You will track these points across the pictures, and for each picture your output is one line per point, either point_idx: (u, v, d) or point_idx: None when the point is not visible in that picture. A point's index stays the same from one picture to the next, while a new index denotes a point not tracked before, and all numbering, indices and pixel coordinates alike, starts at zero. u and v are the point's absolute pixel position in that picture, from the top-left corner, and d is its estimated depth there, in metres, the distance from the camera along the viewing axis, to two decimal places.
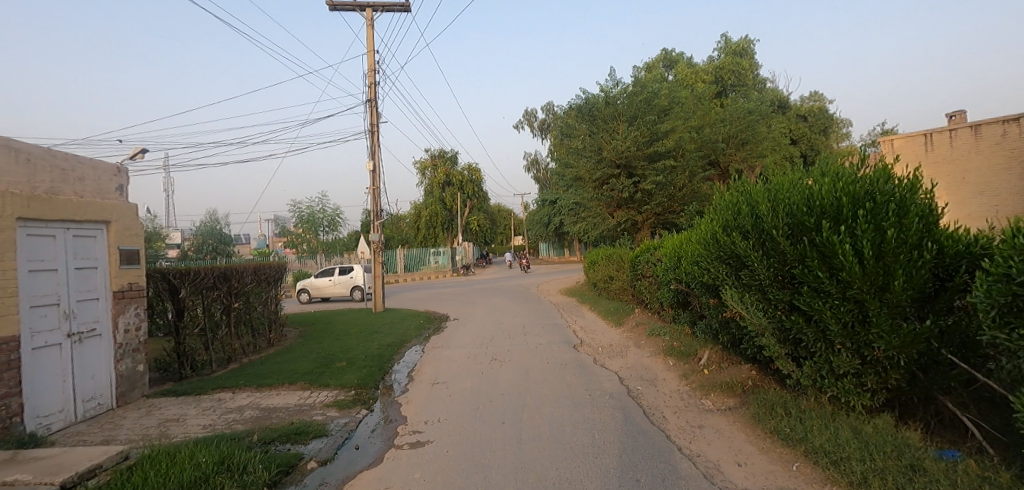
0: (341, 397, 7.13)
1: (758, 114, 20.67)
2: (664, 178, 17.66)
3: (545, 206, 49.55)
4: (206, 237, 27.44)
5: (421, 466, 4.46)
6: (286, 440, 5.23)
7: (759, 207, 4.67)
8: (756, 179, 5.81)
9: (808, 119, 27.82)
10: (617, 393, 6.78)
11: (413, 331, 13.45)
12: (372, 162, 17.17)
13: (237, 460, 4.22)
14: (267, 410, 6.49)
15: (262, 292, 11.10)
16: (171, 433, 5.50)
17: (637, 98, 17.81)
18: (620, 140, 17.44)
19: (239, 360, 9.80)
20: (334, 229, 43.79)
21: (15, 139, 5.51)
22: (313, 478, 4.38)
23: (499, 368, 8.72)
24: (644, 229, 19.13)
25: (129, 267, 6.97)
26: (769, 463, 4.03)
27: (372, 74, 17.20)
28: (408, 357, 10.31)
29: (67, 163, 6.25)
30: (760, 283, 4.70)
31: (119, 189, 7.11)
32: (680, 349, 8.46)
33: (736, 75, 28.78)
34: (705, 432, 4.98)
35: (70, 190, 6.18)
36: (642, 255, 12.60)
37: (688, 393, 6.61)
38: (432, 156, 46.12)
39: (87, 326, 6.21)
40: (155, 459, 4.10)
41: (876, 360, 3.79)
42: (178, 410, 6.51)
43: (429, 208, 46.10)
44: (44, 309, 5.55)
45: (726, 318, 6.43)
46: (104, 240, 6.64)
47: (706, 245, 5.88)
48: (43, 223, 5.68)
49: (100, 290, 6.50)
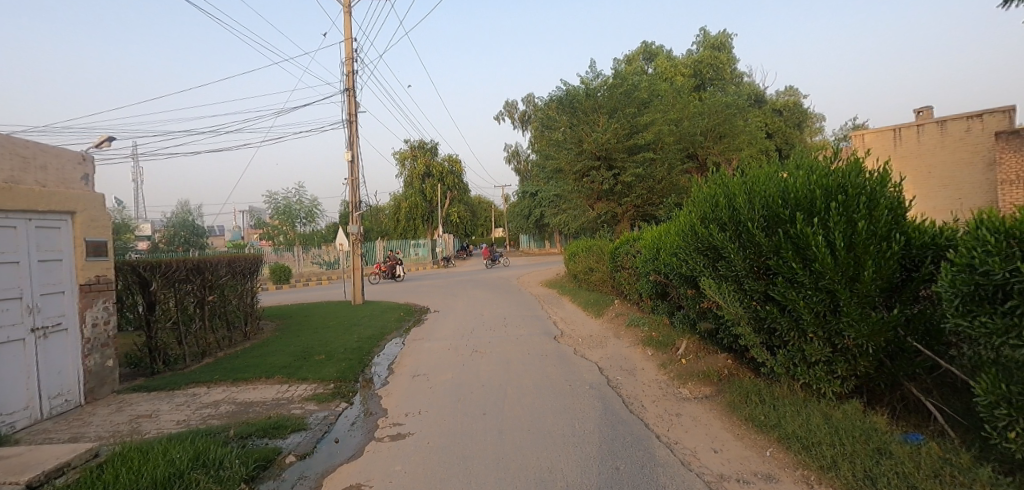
0: (320, 391, 7.05)
1: (736, 108, 20.94)
2: (644, 171, 17.80)
3: (526, 198, 49.40)
4: (178, 228, 26.73)
5: (401, 458, 4.46)
6: (263, 435, 5.16)
7: (737, 200, 4.76)
8: (733, 172, 5.89)
9: (784, 114, 28.31)
10: (597, 384, 6.85)
11: (393, 323, 13.37)
12: (351, 152, 16.91)
13: (213, 455, 4.16)
14: (244, 405, 6.38)
15: (238, 285, 10.89)
16: (143, 430, 5.36)
17: (617, 90, 17.91)
18: (600, 132, 17.52)
19: (214, 354, 9.58)
20: (311, 220, 43.14)
21: None
22: (291, 473, 4.33)
23: (480, 359, 8.74)
24: (624, 221, 19.33)
25: (96, 259, 6.72)
26: (743, 449, 4.13)
27: (349, 62, 16.86)
28: (388, 350, 10.25)
29: (28, 151, 5.98)
30: (737, 274, 4.82)
31: (85, 179, 6.81)
32: (658, 339, 8.60)
33: (715, 69, 29.03)
34: (682, 420, 5.08)
35: (31, 179, 5.91)
36: (621, 247, 12.68)
37: (666, 382, 6.73)
38: (412, 147, 45.76)
39: (52, 321, 6.00)
40: (128, 455, 4.00)
41: (846, 348, 3.91)
42: (150, 406, 6.35)
43: (409, 199, 45.78)
44: (5, 303, 5.34)
45: (704, 309, 6.54)
46: (69, 231, 6.39)
47: (685, 237, 5.94)
48: (3, 214, 5.44)
49: (66, 283, 6.27)
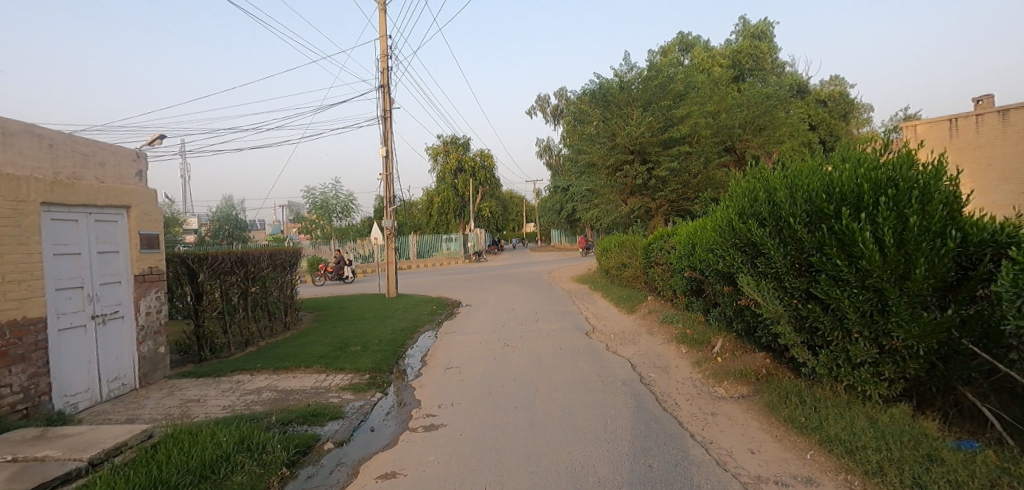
0: (356, 381, 7.24)
1: (777, 100, 20.20)
2: (679, 164, 17.43)
3: (558, 193, 49.17)
4: (222, 222, 27.86)
5: (434, 448, 4.55)
6: (303, 422, 5.34)
7: (778, 194, 4.60)
8: (773, 166, 5.71)
9: (828, 104, 27.13)
10: (629, 380, 6.78)
11: (426, 316, 13.58)
12: (385, 148, 17.20)
13: (257, 440, 4.36)
14: (284, 392, 6.63)
15: (279, 276, 11.29)
16: (192, 413, 5.66)
17: (652, 83, 17.59)
18: (634, 126, 17.21)
19: (257, 343, 9.98)
20: (347, 215, 44.18)
21: (37, 125, 5.61)
22: (329, 459, 4.47)
23: (511, 353, 8.80)
24: (657, 216, 19.00)
25: (149, 251, 7.09)
26: (783, 451, 4.01)
27: (384, 59, 17.12)
28: (420, 342, 10.43)
29: (88, 149, 6.34)
30: (777, 271, 4.67)
31: (139, 175, 7.17)
32: (693, 337, 8.45)
33: (755, 59, 28.04)
34: (718, 420, 4.97)
35: (90, 175, 6.26)
36: (655, 243, 12.48)
37: (701, 380, 6.59)
38: (444, 142, 46.17)
39: (110, 309, 6.37)
40: (178, 437, 4.22)
41: (895, 349, 3.73)
42: (198, 391, 6.67)
43: (441, 194, 46.28)
44: (68, 292, 5.72)
45: (741, 306, 6.36)
46: (125, 225, 6.75)
47: (721, 233, 5.79)
48: (66, 208, 5.82)
49: (122, 274, 6.62)
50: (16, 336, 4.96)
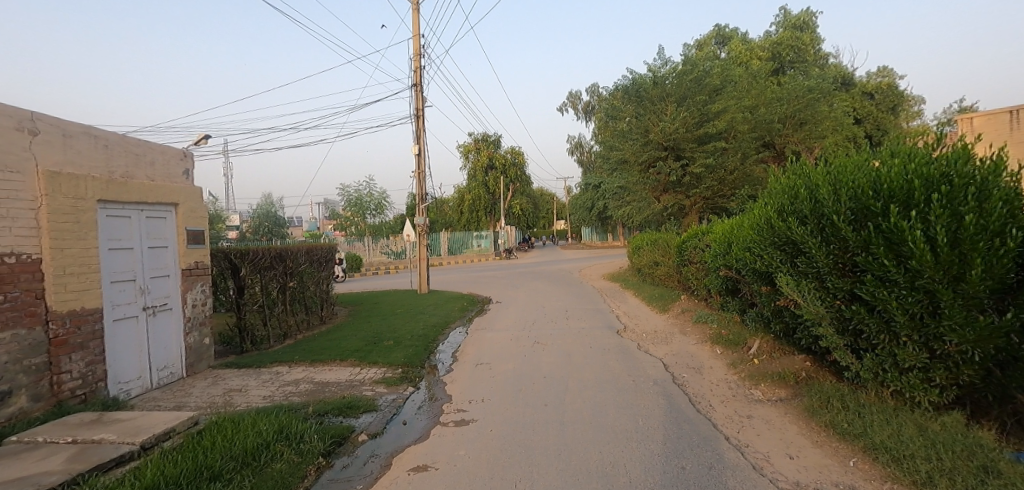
0: (389, 375, 7.39)
1: (819, 93, 19.43)
2: (715, 161, 16.98)
3: (589, 190, 48.74)
4: (262, 219, 28.88)
5: (465, 443, 4.60)
6: (338, 413, 5.49)
7: (820, 191, 4.42)
8: (815, 161, 5.50)
9: (875, 97, 25.89)
10: (662, 380, 6.68)
11: (457, 312, 13.73)
12: (418, 146, 17.44)
13: (295, 429, 4.51)
14: (320, 384, 6.82)
15: (315, 272, 11.63)
16: (235, 402, 5.90)
17: (686, 77, 17.20)
18: (668, 121, 16.87)
19: (295, 335, 10.30)
20: (380, 212, 45.04)
21: (94, 127, 5.93)
22: (363, 450, 4.58)
23: (541, 350, 8.80)
24: (692, 214, 18.61)
25: (196, 246, 7.41)
26: (823, 457, 3.87)
27: (417, 58, 17.34)
28: (452, 338, 10.55)
29: (140, 148, 6.66)
30: (818, 271, 4.51)
31: (185, 173, 7.49)
32: (728, 337, 8.24)
33: (796, 51, 27.01)
34: (754, 423, 4.84)
35: (141, 174, 6.58)
36: (688, 241, 12.23)
37: (737, 382, 6.42)
38: (476, 140, 46.45)
39: (160, 301, 6.69)
40: (222, 424, 4.41)
41: (947, 354, 3.55)
42: (241, 381, 6.94)
43: (472, 191, 46.59)
44: (122, 284, 6.05)
45: (779, 307, 6.17)
46: (173, 221, 7.07)
47: (759, 231, 5.62)
48: (120, 205, 6.14)
49: (171, 268, 6.95)
50: (75, 326, 5.29)
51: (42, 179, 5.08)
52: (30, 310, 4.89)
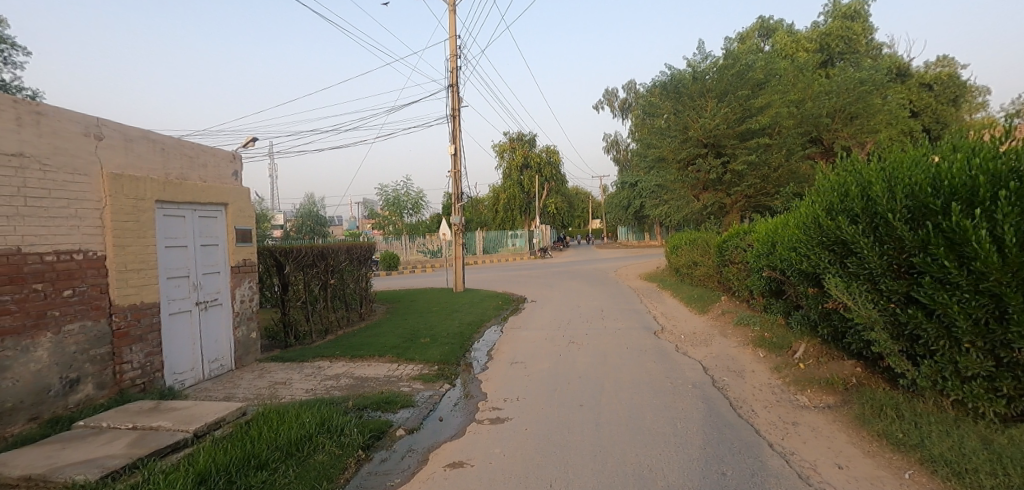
0: (425, 371, 7.51)
1: (872, 84, 18.46)
2: (758, 157, 16.40)
3: (625, 189, 48.04)
4: (305, 218, 29.89)
5: (501, 441, 4.62)
6: (377, 408, 5.62)
7: (873, 188, 4.21)
8: (867, 157, 5.23)
9: (934, 88, 24.39)
10: (701, 383, 6.51)
11: (492, 311, 13.81)
12: (454, 146, 17.63)
13: (336, 422, 4.65)
14: (360, 379, 7.00)
15: (355, 270, 11.94)
16: (280, 395, 6.13)
17: (728, 72, 16.69)
18: (708, 117, 16.41)
19: (336, 331, 10.61)
20: (417, 211, 45.77)
21: (152, 131, 6.27)
22: (401, 445, 4.68)
23: (576, 350, 8.74)
24: (733, 213, 18.06)
25: (244, 245, 7.73)
26: (876, 468, 3.68)
27: (453, 59, 17.52)
28: (487, 336, 10.62)
29: (193, 151, 7.00)
30: (871, 272, 4.30)
31: (235, 174, 7.82)
32: (772, 340, 7.95)
33: (847, 42, 25.75)
34: (800, 430, 4.65)
35: (195, 175, 6.92)
36: (729, 240, 11.87)
37: (781, 387, 6.19)
38: (511, 139, 46.60)
39: (211, 296, 7.02)
40: (267, 415, 4.60)
41: (1015, 363, 3.31)
42: (285, 374, 7.21)
43: (507, 190, 46.73)
44: (177, 280, 6.39)
45: (828, 310, 5.91)
46: (223, 220, 7.41)
47: (806, 230, 5.39)
48: (175, 205, 6.48)
49: (221, 265, 7.28)
50: (135, 319, 5.62)
51: (106, 181, 5.42)
52: (95, 304, 5.23)
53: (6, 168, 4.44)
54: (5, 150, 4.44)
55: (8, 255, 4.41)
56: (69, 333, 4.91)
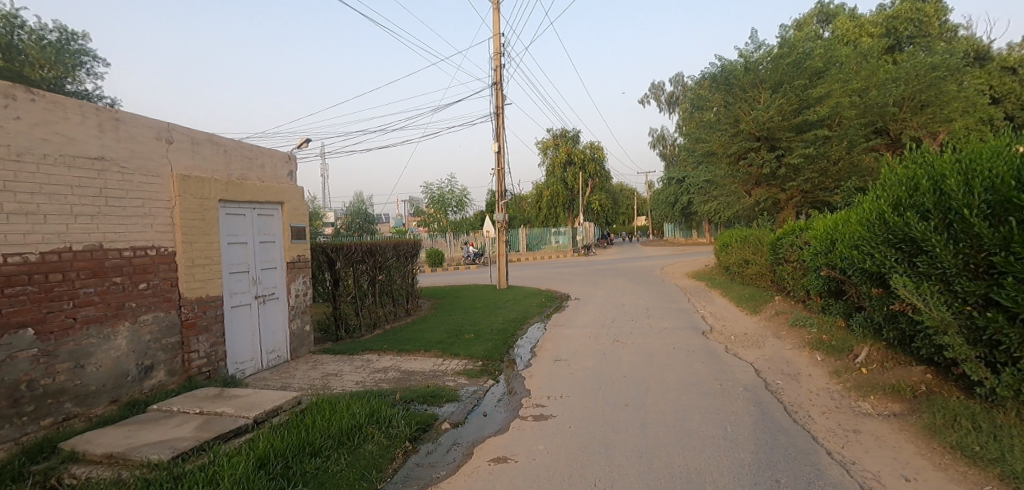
0: (470, 367, 7.61)
1: (946, 70, 17.10)
2: (816, 150, 15.53)
3: (672, 185, 46.82)
4: (354, 216, 30.94)
5: (545, 437, 4.63)
6: (423, 401, 5.75)
7: (947, 181, 3.91)
8: (941, 148, 4.85)
9: (1018, 72, 22.34)
10: (752, 386, 6.28)
11: (535, 308, 13.84)
12: (498, 144, 17.74)
13: (385, 414, 4.79)
14: (406, 373, 7.18)
15: (402, 266, 12.26)
16: (332, 386, 6.38)
17: (783, 61, 15.90)
18: (761, 109, 15.72)
19: (384, 326, 10.93)
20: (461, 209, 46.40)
21: (215, 135, 6.63)
22: (446, 438, 4.77)
23: (621, 349, 8.62)
24: (788, 209, 17.26)
25: (299, 242, 8.09)
26: (948, 482, 3.42)
27: (497, 57, 17.61)
28: (531, 333, 10.65)
29: (253, 153, 7.36)
30: (944, 272, 4.01)
31: (290, 174, 8.18)
32: (830, 343, 7.55)
33: (916, 25, 24.00)
34: (861, 438, 4.40)
35: (254, 176, 7.29)
36: (784, 237, 11.34)
37: (840, 392, 5.87)
38: (555, 136, 46.43)
39: (268, 291, 7.40)
40: (321, 405, 4.80)
41: None
42: (337, 366, 7.49)
43: (550, 188, 46.55)
44: (238, 275, 6.76)
45: (894, 312, 5.56)
46: (280, 218, 7.77)
47: (869, 227, 5.07)
48: (236, 204, 6.86)
49: (278, 261, 7.65)
50: (201, 311, 6.00)
51: (175, 181, 5.80)
52: (166, 296, 5.61)
53: (89, 171, 4.83)
54: (88, 154, 4.83)
55: (91, 250, 4.79)
56: (143, 322, 5.30)
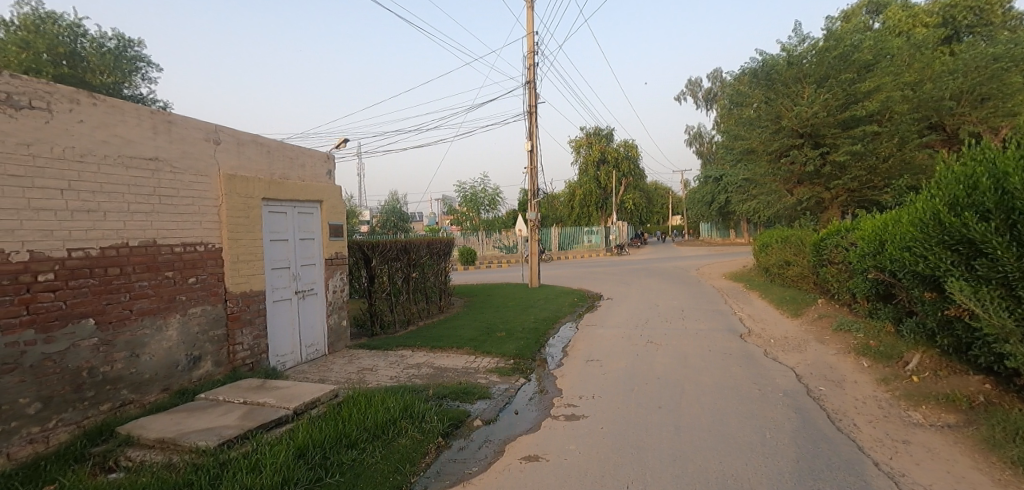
0: (502, 365, 7.65)
1: (1010, 60, 16.01)
2: (863, 147, 14.83)
3: (709, 183, 45.64)
4: (389, 214, 31.53)
5: (576, 437, 4.61)
6: (455, 398, 5.82)
7: (1009, 179, 3.66)
8: (1003, 143, 4.55)
9: None
10: (793, 391, 6.07)
11: (567, 307, 13.77)
12: (531, 142, 17.71)
13: (418, 409, 4.87)
14: (439, 369, 7.28)
15: (435, 264, 12.43)
16: (367, 380, 6.53)
17: (830, 54, 15.25)
18: (805, 105, 15.13)
19: (417, 322, 11.10)
20: (493, 208, 46.59)
21: (259, 136, 6.88)
22: (478, 435, 4.81)
23: (654, 350, 8.48)
24: (833, 208, 16.56)
25: (337, 239, 8.31)
26: None
27: (531, 56, 17.58)
28: (563, 333, 10.61)
29: (294, 153, 7.60)
30: (1006, 276, 3.76)
31: (328, 173, 8.40)
32: (878, 349, 7.21)
33: (977, 13, 22.56)
34: (912, 449, 4.18)
35: (295, 175, 7.53)
36: (828, 238, 10.89)
37: (888, 400, 5.60)
38: (588, 134, 46.04)
39: (308, 286, 7.63)
40: (357, 398, 4.92)
41: None
42: (372, 361, 7.66)
43: (583, 187, 46.15)
44: (279, 271, 7.01)
45: (949, 318, 5.27)
46: (319, 216, 8.00)
47: (922, 227, 4.81)
48: (278, 202, 7.10)
49: (317, 258, 7.88)
50: (245, 305, 6.25)
51: (222, 181, 6.05)
52: (213, 290, 5.87)
53: (145, 170, 5.10)
54: (143, 155, 5.10)
55: (146, 246, 5.06)
56: (192, 315, 5.57)
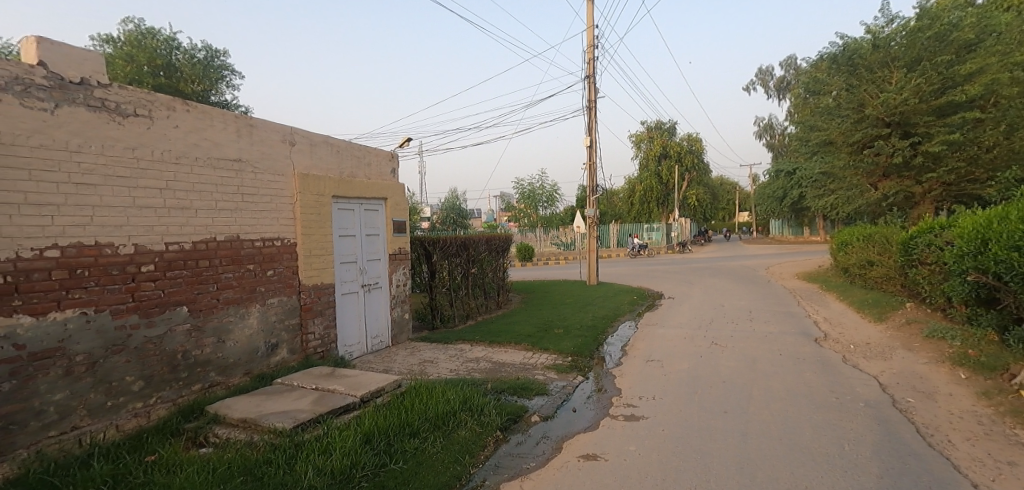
0: (559, 362, 7.62)
1: None
2: (962, 136, 13.41)
3: (781, 178, 43.03)
4: (449, 211, 32.20)
5: (636, 439, 4.51)
6: (513, 393, 5.87)
7: None
8: None
9: None
10: (875, 401, 5.62)
11: (626, 306, 13.48)
12: (590, 137, 17.47)
13: (477, 402, 4.96)
14: (497, 364, 7.37)
15: (493, 260, 12.57)
16: (428, 372, 6.73)
17: (923, 34, 13.90)
18: (893, 91, 13.90)
19: (476, 317, 11.29)
20: (551, 204, 46.39)
21: (329, 136, 7.23)
22: (535, 430, 4.83)
23: (720, 353, 8.12)
24: (924, 204, 15.10)
25: (400, 235, 8.60)
26: None
27: (591, 50, 17.33)
28: (622, 331, 10.41)
29: (361, 152, 7.92)
30: None
31: (392, 172, 8.70)
32: (978, 360, 6.51)
33: None
34: (1019, 472, 3.75)
35: (361, 174, 7.86)
36: (919, 236, 9.95)
37: (990, 416, 5.06)
38: (649, 128, 44.81)
39: (373, 280, 7.97)
40: (419, 389, 5.08)
41: None
42: (432, 354, 7.88)
43: (644, 183, 44.93)
44: (347, 265, 7.36)
45: None
46: (383, 213, 8.32)
47: None
48: (346, 200, 7.46)
49: (381, 253, 8.21)
50: (317, 296, 6.62)
51: (297, 180, 6.43)
52: (288, 282, 6.25)
53: (230, 171, 5.52)
54: (228, 156, 5.51)
55: (231, 240, 5.49)
56: (270, 305, 5.97)
